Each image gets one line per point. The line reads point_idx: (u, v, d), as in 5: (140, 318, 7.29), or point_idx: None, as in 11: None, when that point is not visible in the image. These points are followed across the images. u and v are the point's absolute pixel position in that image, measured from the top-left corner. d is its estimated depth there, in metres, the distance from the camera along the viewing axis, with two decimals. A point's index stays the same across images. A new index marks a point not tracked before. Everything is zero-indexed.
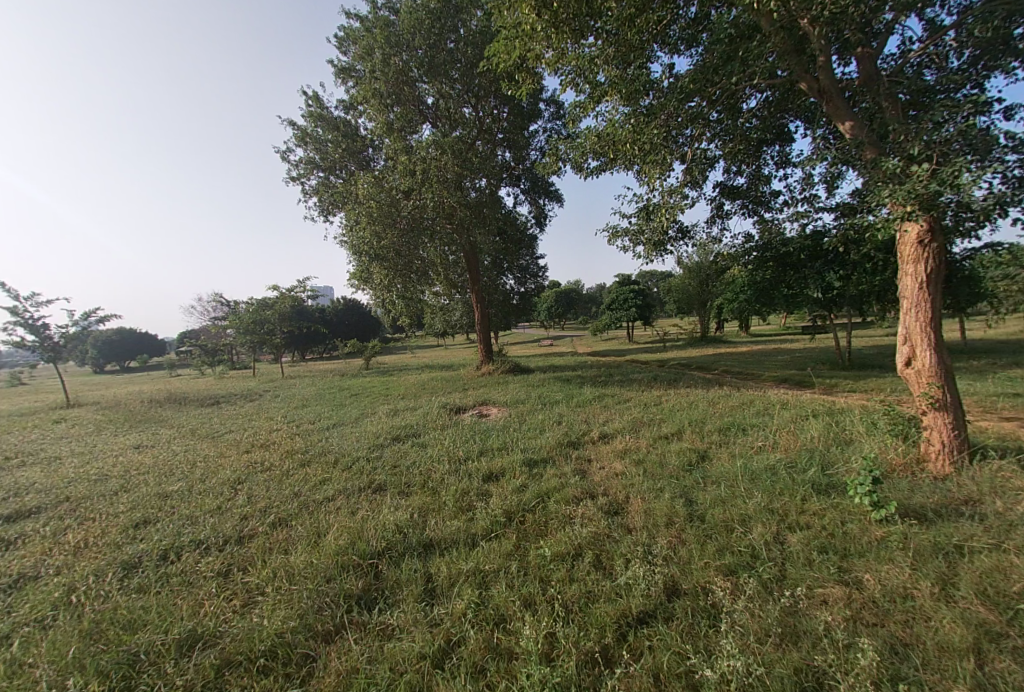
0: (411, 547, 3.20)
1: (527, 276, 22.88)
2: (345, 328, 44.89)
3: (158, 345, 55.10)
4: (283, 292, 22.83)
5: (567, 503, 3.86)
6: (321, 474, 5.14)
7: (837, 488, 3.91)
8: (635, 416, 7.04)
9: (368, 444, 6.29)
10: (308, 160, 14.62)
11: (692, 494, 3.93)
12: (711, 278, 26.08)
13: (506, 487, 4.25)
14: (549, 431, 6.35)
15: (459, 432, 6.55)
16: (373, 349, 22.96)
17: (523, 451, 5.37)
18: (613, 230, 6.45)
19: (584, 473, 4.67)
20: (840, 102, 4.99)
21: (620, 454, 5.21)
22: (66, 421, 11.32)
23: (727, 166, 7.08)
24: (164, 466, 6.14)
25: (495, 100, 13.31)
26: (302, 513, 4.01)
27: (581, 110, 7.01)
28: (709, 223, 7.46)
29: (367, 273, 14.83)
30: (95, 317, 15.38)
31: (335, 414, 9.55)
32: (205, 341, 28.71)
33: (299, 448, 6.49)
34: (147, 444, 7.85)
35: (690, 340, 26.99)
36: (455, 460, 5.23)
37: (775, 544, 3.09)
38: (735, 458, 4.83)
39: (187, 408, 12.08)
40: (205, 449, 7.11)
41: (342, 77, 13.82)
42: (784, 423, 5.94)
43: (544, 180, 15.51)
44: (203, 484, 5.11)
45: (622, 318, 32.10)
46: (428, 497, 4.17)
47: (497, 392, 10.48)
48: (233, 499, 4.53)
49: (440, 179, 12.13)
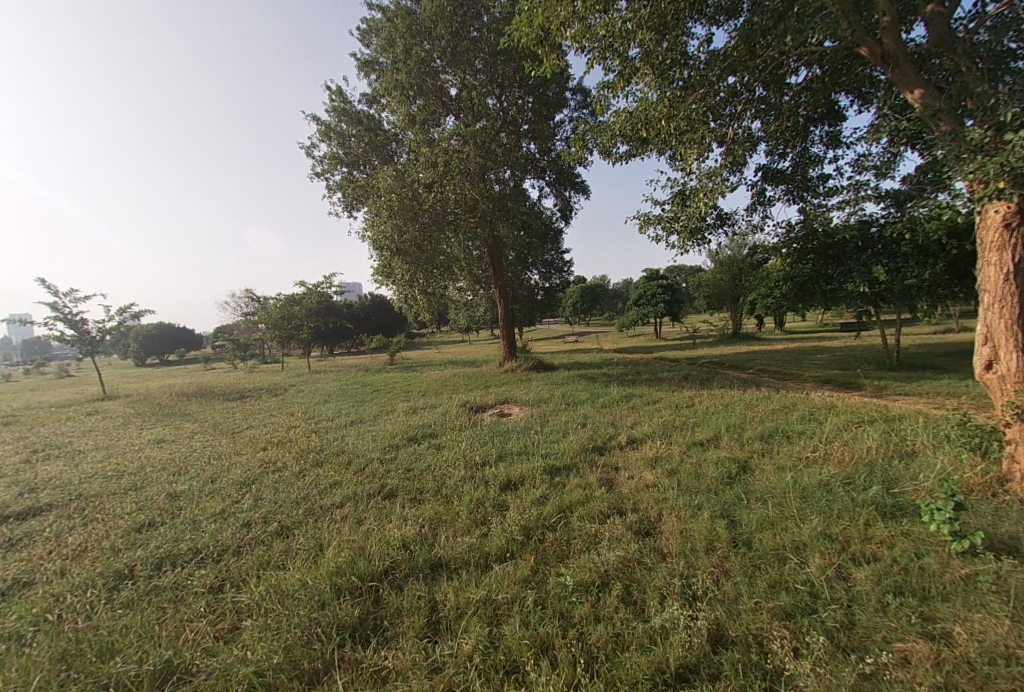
0: (417, 567, 2.90)
1: (551, 271, 22.54)
2: (371, 324, 45.56)
3: (195, 339, 57.39)
4: (310, 289, 23.13)
5: (592, 519, 3.47)
6: (332, 477, 4.92)
7: (905, 511, 3.37)
8: (666, 420, 6.54)
9: (383, 444, 6.05)
10: (331, 155, 14.58)
11: (734, 513, 3.49)
12: (744, 273, 24.92)
13: (525, 498, 3.89)
14: (573, 434, 5.95)
15: (478, 433, 6.24)
16: (397, 344, 23.01)
17: (544, 457, 5.00)
18: (645, 218, 5.97)
19: (612, 483, 4.26)
20: (907, 65, 4.32)
21: (651, 463, 4.77)
22: (99, 413, 11.63)
23: (770, 147, 6.45)
24: (180, 463, 6.10)
25: (520, 90, 12.87)
26: (306, 521, 3.78)
27: (609, 92, 6.52)
28: (749, 211, 6.87)
29: (389, 268, 14.69)
30: (130, 312, 15.90)
31: (354, 411, 9.45)
32: (237, 335, 29.53)
33: (314, 447, 6.32)
34: (169, 439, 7.91)
35: (722, 337, 25.92)
36: (472, 466, 4.90)
37: (839, 581, 2.63)
38: (781, 471, 4.33)
39: (214, 402, 12.29)
40: (224, 445, 7.08)
41: (365, 70, 13.67)
42: (835, 431, 5.36)
43: (570, 172, 14.97)
44: (212, 484, 4.99)
45: (649, 314, 31.21)
46: (440, 506, 3.87)
47: (518, 390, 10.12)
48: (240, 503, 4.37)
49: (462, 173, 11.82)
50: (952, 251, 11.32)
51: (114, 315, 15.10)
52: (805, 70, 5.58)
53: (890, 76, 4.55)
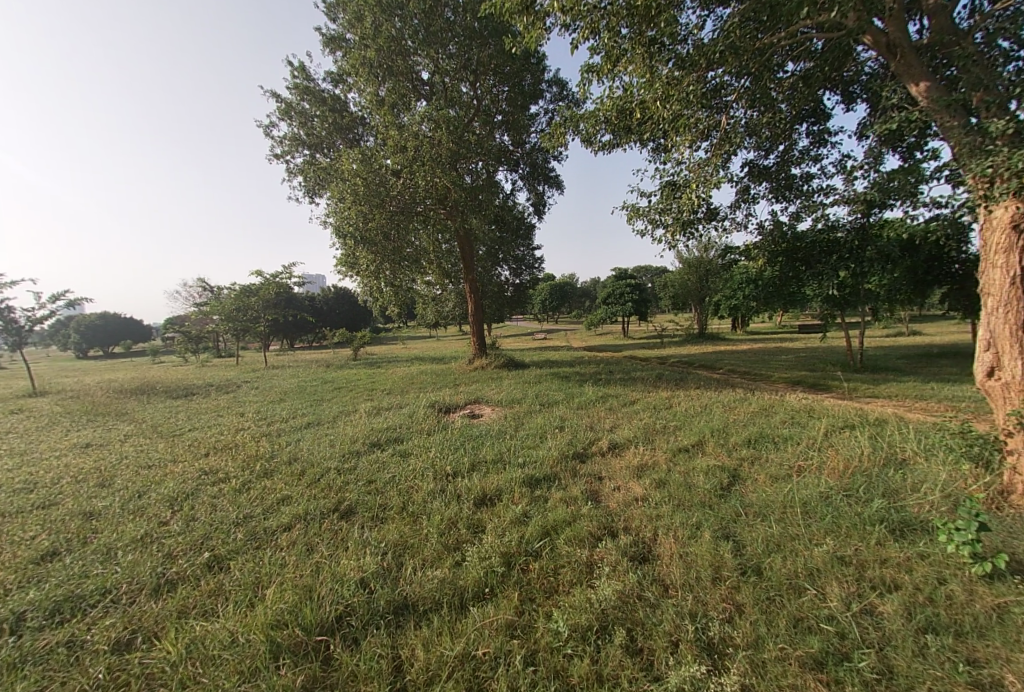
0: (379, 613, 2.39)
1: (522, 266, 22.32)
2: (335, 317, 43.85)
3: (144, 331, 53.65)
4: (268, 278, 21.73)
5: (581, 542, 3.06)
6: (280, 491, 4.28)
7: (914, 531, 3.15)
8: (647, 423, 6.24)
9: (341, 451, 5.43)
10: (293, 136, 13.56)
11: (737, 534, 3.17)
12: (712, 274, 25.33)
13: (503, 517, 3.43)
14: (551, 439, 5.53)
15: (448, 438, 5.73)
16: (361, 339, 21.95)
17: (522, 466, 4.56)
18: (634, 207, 5.61)
19: (598, 497, 3.87)
20: (913, 57, 4.29)
21: (637, 472, 4.41)
22: (20, 412, 10.31)
23: (758, 143, 6.25)
24: (103, 473, 5.25)
25: (494, 78, 12.39)
26: (245, 549, 3.17)
27: (595, 75, 6.10)
28: (733, 208, 6.64)
29: (353, 259, 13.82)
30: (64, 300, 14.35)
31: (312, 411, 8.68)
32: (188, 327, 27.56)
33: (263, 454, 5.61)
34: (95, 443, 6.94)
35: (688, 337, 26.25)
36: (442, 477, 4.38)
37: (865, 618, 2.36)
38: (775, 482, 4.07)
39: (155, 400, 11.13)
40: (159, 451, 6.23)
41: (331, 47, 12.72)
42: (820, 436, 5.20)
43: (545, 165, 14.53)
44: (137, 501, 4.24)
45: (617, 313, 31.35)
46: (406, 528, 3.37)
47: (490, 390, 9.63)
48: (167, 525, 3.68)
49: (435, 160, 11.15)
50: (909, 258, 11.73)
51: (46, 303, 13.57)
52: (795, 65, 5.40)
53: (894, 69, 4.52)
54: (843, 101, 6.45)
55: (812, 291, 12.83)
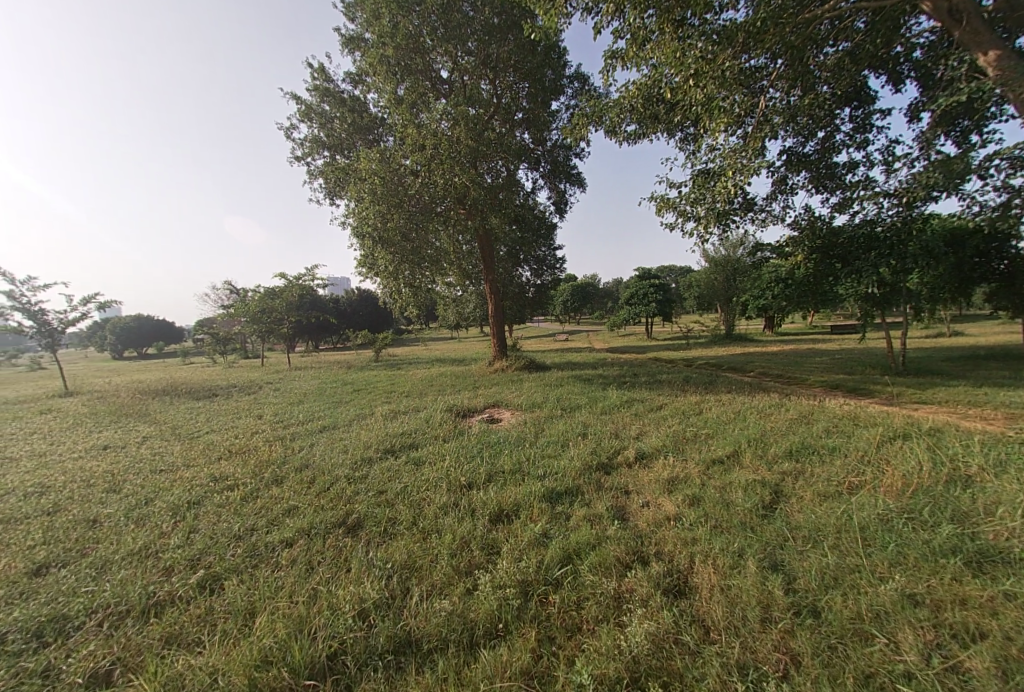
0: (377, 653, 2.14)
1: (543, 266, 22.25)
2: (358, 319, 44.43)
3: (176, 332, 55.46)
4: (291, 280, 22.02)
5: (607, 570, 2.72)
6: (287, 501, 4.09)
7: (999, 566, 2.68)
8: (676, 430, 5.83)
9: (353, 458, 5.22)
10: (313, 138, 13.62)
11: (786, 563, 2.79)
12: (740, 273, 24.48)
13: (519, 537, 3.12)
14: (573, 447, 5.20)
15: (464, 445, 5.46)
16: (382, 340, 22.02)
17: (541, 477, 4.25)
18: (662, 200, 5.25)
19: (625, 515, 3.52)
20: (981, 23, 3.81)
21: (668, 486, 4.03)
22: (51, 413, 10.59)
23: (797, 129, 5.78)
24: (117, 478, 5.20)
25: (514, 74, 12.10)
26: (242, 568, 2.99)
27: (619, 61, 5.76)
28: (769, 201, 6.18)
29: (372, 259, 13.78)
30: (96, 303, 14.77)
31: (329, 414, 8.56)
32: (216, 329, 28.25)
33: (275, 459, 5.46)
34: (114, 445, 6.95)
35: (715, 338, 25.43)
36: (456, 489, 4.11)
37: (950, 678, 1.98)
38: (824, 500, 3.63)
39: (178, 402, 11.28)
40: (174, 454, 6.18)
41: (350, 47, 12.68)
42: (872, 448, 4.69)
43: (566, 162, 14.15)
44: (142, 509, 4.13)
45: (640, 313, 30.65)
46: (415, 547, 3.11)
47: (509, 393, 9.34)
48: (168, 537, 3.54)
49: (454, 158, 10.90)
50: (959, 252, 10.93)
51: (77, 306, 13.98)
52: (837, 42, 4.95)
53: (957, 37, 4.04)
54: (892, 82, 5.91)
55: (850, 289, 12.10)
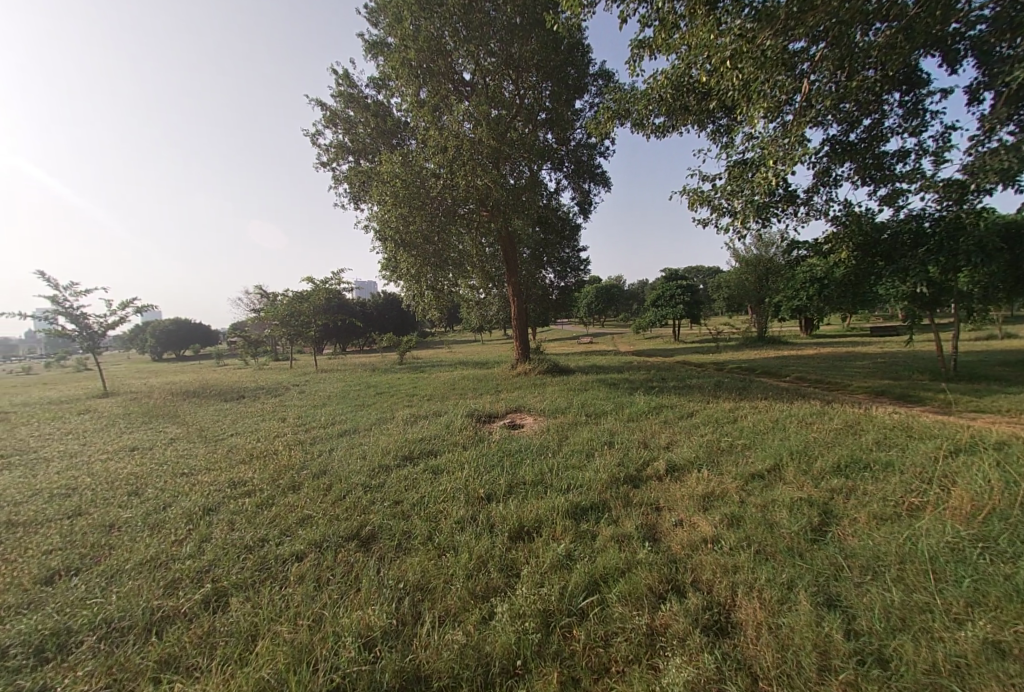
0: (381, 689, 1.98)
1: (566, 268, 22.42)
2: (383, 322, 45.14)
3: (212, 334, 57.60)
4: (318, 284, 22.40)
5: (638, 601, 2.45)
6: (302, 509, 3.99)
7: None
8: (710, 440, 5.45)
9: (371, 465, 5.09)
10: (338, 143, 13.79)
11: (844, 599, 2.45)
12: (773, 273, 23.47)
13: (541, 558, 2.89)
14: (598, 457, 4.92)
15: (485, 453, 5.26)
16: (407, 343, 22.15)
17: (564, 491, 4.00)
18: (697, 194, 4.94)
19: (656, 536, 3.23)
20: None
21: (703, 504, 3.71)
22: (89, 413, 10.98)
23: (843, 117, 5.33)
24: (139, 481, 5.24)
25: (537, 75, 11.90)
26: (250, 584, 2.91)
27: (647, 50, 5.49)
28: (810, 194, 5.76)
29: (395, 262, 13.82)
30: (133, 307, 15.37)
31: (350, 417, 8.53)
32: (248, 332, 29.10)
33: (294, 464, 5.40)
34: (142, 447, 7.09)
35: (746, 341, 24.49)
36: (474, 501, 3.91)
37: None
38: (882, 523, 3.24)
39: (207, 403, 11.52)
40: (198, 457, 6.22)
41: (373, 52, 12.76)
42: (934, 463, 4.21)
43: (591, 162, 13.85)
44: (159, 515, 4.12)
45: (667, 315, 29.85)
46: (429, 566, 2.92)
47: (532, 397, 9.09)
48: (180, 546, 3.49)
49: (476, 159, 10.75)
50: (1020, 248, 10.07)
51: (116, 309, 14.56)
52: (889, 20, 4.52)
53: None
54: (950, 62, 5.39)
55: (896, 288, 11.33)
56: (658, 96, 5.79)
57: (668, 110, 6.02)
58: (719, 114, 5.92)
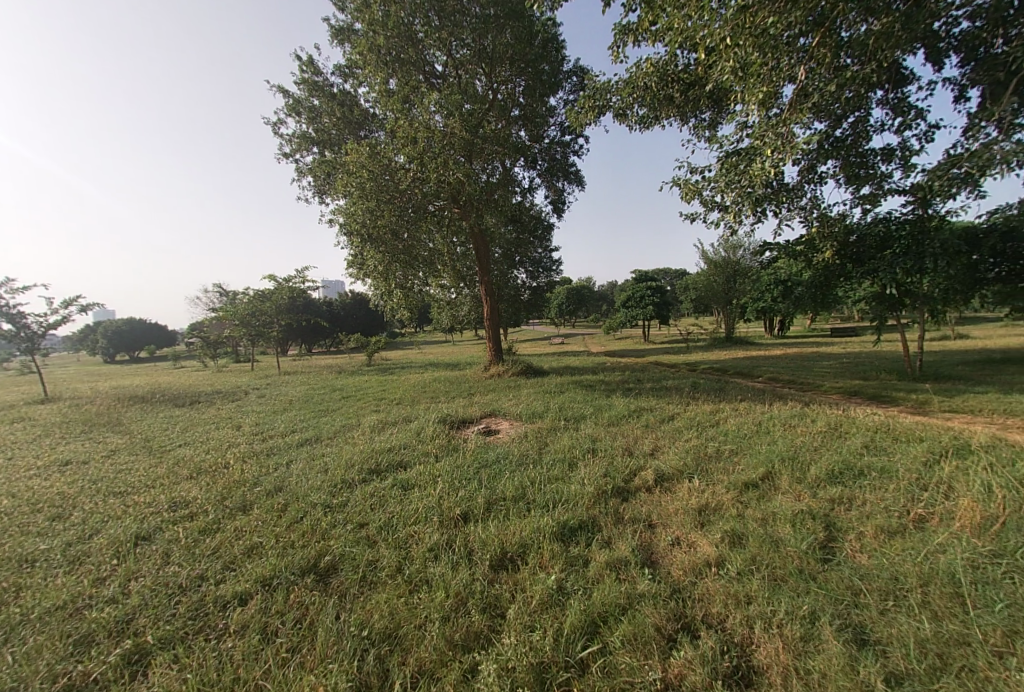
0: None
1: (537, 268, 22.31)
2: (350, 323, 43.78)
3: (168, 334, 54.27)
4: (282, 282, 21.29)
5: (646, 647, 2.11)
6: (251, 536, 3.46)
7: None
8: (695, 446, 5.21)
9: (333, 480, 4.58)
10: (301, 134, 13.02)
11: (872, 632, 2.18)
12: (740, 275, 23.92)
13: (531, 593, 2.51)
14: (582, 466, 4.58)
15: (458, 464, 4.85)
16: (375, 344, 21.35)
17: (550, 508, 3.63)
18: (687, 186, 4.69)
19: (654, 559, 2.91)
20: None
21: (699, 519, 3.41)
22: (17, 422, 9.82)
23: (829, 113, 5.20)
24: (63, 502, 4.54)
25: (510, 69, 11.54)
26: (180, 638, 2.40)
27: (632, 36, 5.22)
28: (795, 192, 5.63)
29: (363, 260, 13.16)
30: (78, 305, 14.04)
31: (312, 424, 7.91)
32: (206, 332, 27.43)
33: (246, 480, 4.82)
34: (74, 461, 6.28)
35: (714, 342, 24.96)
36: (450, 522, 3.48)
37: None
38: (890, 538, 3.02)
39: (156, 409, 10.54)
40: (136, 472, 5.51)
41: (339, 38, 12.08)
42: (925, 468, 4.07)
43: (564, 160, 13.62)
44: (80, 546, 3.50)
45: (638, 316, 30.11)
46: (400, 606, 2.48)
47: (507, 401, 8.71)
48: (99, 586, 2.92)
49: (447, 153, 10.24)
50: (977, 252, 10.42)
51: (56, 308, 13.22)
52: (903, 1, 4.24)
53: None
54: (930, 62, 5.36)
55: (862, 290, 11.59)
56: (642, 84, 5.54)
57: (652, 101, 5.77)
58: (705, 105, 5.71)
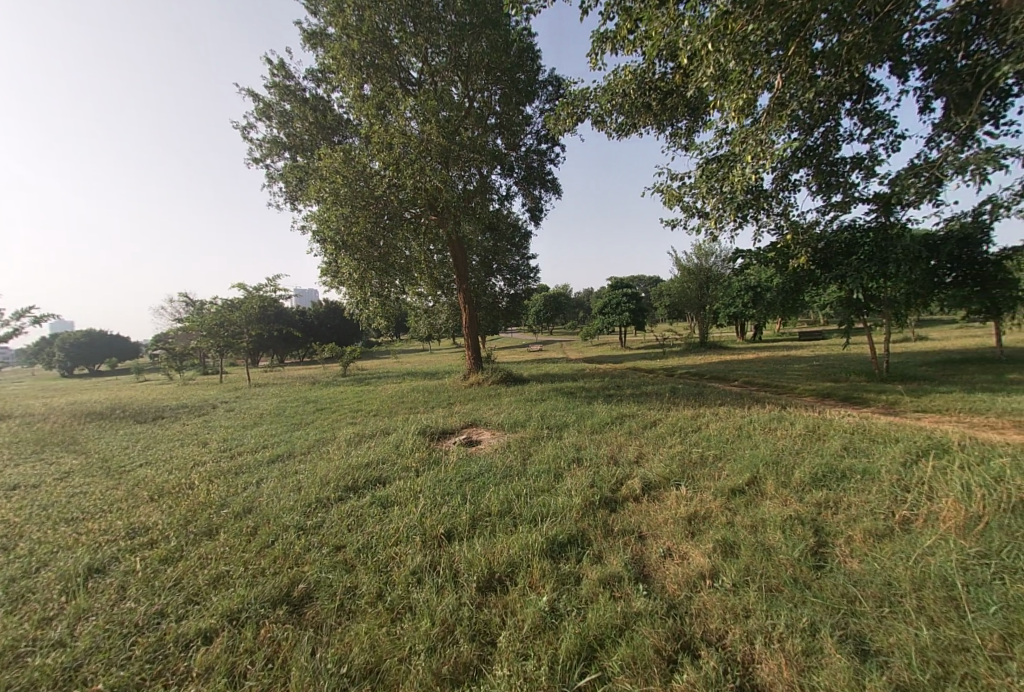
0: None
1: (515, 275, 22.26)
2: (324, 332, 42.71)
3: (131, 346, 51.83)
4: (252, 291, 20.57)
5: (647, 671, 2.00)
6: (218, 563, 3.21)
7: None
8: (679, 453, 5.17)
9: (307, 499, 4.33)
10: (272, 138, 12.65)
11: (872, 642, 2.13)
12: (713, 281, 24.49)
13: (522, 616, 2.38)
14: (568, 477, 4.47)
15: (440, 478, 4.65)
16: (351, 353, 20.79)
17: (537, 522, 3.50)
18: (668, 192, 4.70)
19: (647, 572, 2.82)
20: None
21: (690, 529, 3.35)
22: None
23: (801, 122, 5.33)
24: (6, 533, 4.14)
25: (486, 77, 11.52)
26: (136, 684, 2.16)
27: (609, 43, 5.26)
28: (771, 198, 5.72)
29: (337, 267, 12.82)
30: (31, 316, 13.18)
31: (285, 439, 7.55)
32: (171, 343, 26.25)
33: (213, 501, 4.51)
34: (21, 485, 5.79)
35: (690, 347, 25.39)
36: (434, 541, 3.31)
37: None
38: (878, 541, 3.01)
39: (115, 426, 9.92)
40: (91, 496, 5.10)
41: (311, 42, 11.83)
42: (904, 469, 4.12)
43: (540, 169, 13.66)
44: (24, 581, 3.17)
45: (615, 323, 30.38)
46: (381, 637, 2.30)
47: (488, 410, 8.53)
48: (44, 627, 2.64)
49: (424, 159, 10.11)
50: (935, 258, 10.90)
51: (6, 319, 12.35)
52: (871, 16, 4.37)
53: None
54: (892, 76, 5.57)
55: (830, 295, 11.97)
56: (621, 91, 5.58)
57: (630, 109, 5.80)
58: (682, 113, 5.79)
